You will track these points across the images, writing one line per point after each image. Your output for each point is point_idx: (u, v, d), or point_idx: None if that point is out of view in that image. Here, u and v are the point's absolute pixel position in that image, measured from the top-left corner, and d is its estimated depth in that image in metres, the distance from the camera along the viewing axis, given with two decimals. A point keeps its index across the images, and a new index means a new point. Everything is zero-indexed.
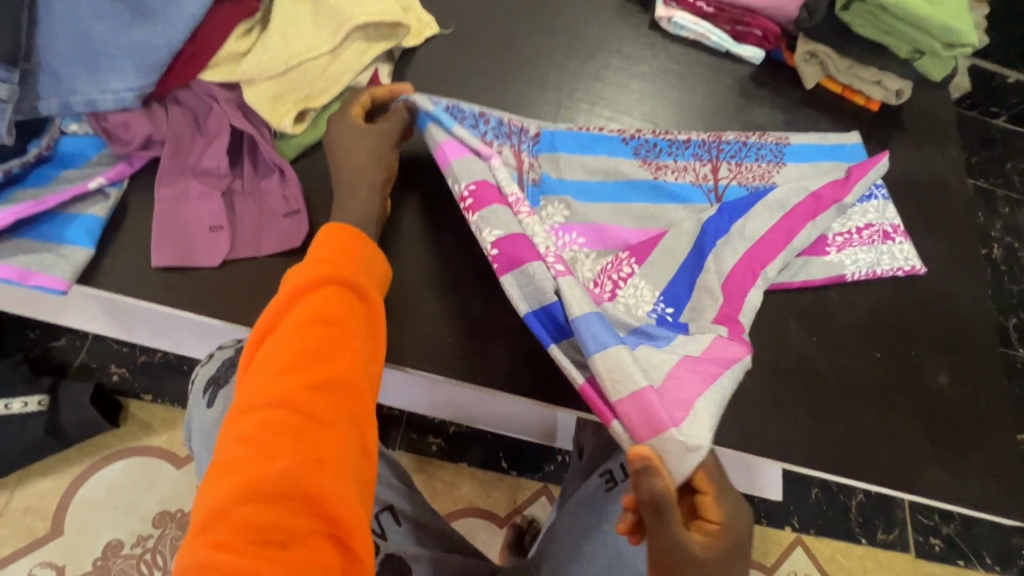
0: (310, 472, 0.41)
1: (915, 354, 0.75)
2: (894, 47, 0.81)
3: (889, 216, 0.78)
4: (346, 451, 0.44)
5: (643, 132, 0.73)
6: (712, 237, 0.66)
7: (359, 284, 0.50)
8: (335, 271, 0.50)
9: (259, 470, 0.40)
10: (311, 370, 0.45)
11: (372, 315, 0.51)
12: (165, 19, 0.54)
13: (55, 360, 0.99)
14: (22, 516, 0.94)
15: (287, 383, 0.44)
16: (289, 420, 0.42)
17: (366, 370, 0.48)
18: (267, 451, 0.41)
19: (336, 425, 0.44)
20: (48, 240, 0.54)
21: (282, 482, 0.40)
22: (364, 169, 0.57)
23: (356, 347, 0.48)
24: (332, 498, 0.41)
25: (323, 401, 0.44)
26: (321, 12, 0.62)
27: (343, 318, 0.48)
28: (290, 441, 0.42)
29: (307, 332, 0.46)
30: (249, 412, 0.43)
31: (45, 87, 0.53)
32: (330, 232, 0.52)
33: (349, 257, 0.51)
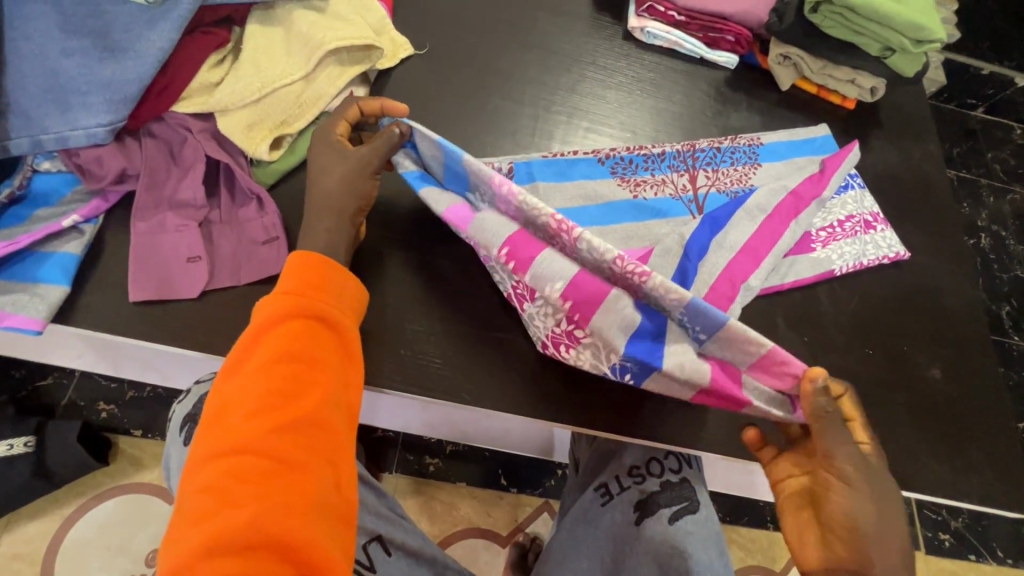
0: (280, 518, 0.41)
1: (907, 349, 0.75)
2: (865, 46, 0.82)
3: (867, 205, 0.79)
4: (318, 491, 0.44)
5: (617, 150, 0.74)
6: (698, 253, 0.66)
7: (328, 315, 0.50)
8: (302, 305, 0.49)
9: (227, 520, 0.40)
10: (279, 411, 0.44)
11: (346, 344, 0.50)
12: (134, 52, 0.54)
13: (42, 399, 0.98)
14: (10, 562, 0.91)
15: (253, 425, 0.44)
16: (256, 465, 0.42)
17: (338, 405, 0.47)
18: (235, 499, 0.41)
19: (307, 466, 0.44)
20: (22, 281, 0.53)
21: (252, 531, 0.40)
22: (335, 201, 0.55)
23: (326, 382, 0.47)
24: (301, 543, 0.41)
25: (292, 444, 0.44)
26: (293, 39, 0.62)
27: (312, 353, 0.47)
28: (257, 487, 0.42)
29: (273, 372, 0.45)
30: (216, 458, 0.43)
31: (17, 128, 0.53)
32: (300, 260, 0.51)
33: (317, 287, 0.50)
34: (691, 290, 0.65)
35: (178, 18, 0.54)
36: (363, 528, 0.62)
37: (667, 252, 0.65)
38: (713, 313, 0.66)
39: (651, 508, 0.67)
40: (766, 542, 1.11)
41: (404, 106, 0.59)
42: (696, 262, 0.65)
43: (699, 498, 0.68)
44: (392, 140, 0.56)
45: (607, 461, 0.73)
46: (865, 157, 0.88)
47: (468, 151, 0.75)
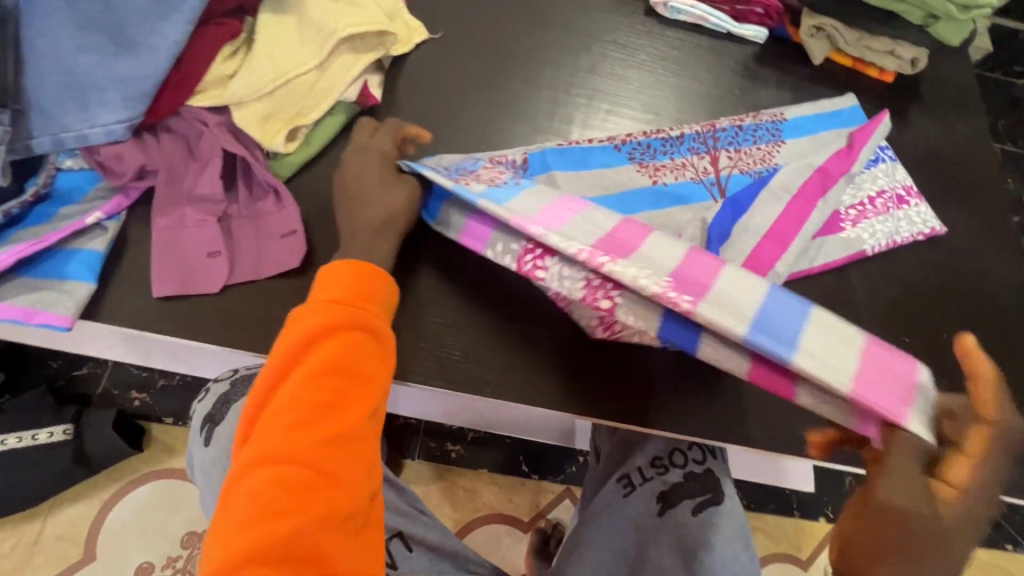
0: (321, 534, 0.42)
1: (947, 337, 0.71)
2: (907, 14, 0.78)
3: (899, 178, 0.76)
4: (359, 506, 0.45)
5: (633, 136, 0.71)
6: (723, 237, 0.63)
7: (377, 325, 0.50)
8: (355, 315, 0.49)
9: (271, 531, 0.41)
10: (328, 424, 0.45)
11: (391, 356, 0.51)
12: (148, 47, 0.53)
13: (78, 389, 1.01)
14: (56, 542, 0.96)
15: (304, 436, 0.45)
16: (303, 477, 0.43)
17: (381, 419, 0.48)
18: (280, 509, 0.42)
19: (351, 481, 0.45)
20: (50, 277, 0.54)
21: (290, 547, 0.41)
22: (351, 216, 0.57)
23: (373, 396, 0.48)
24: (341, 559, 0.43)
25: (338, 458, 0.45)
26: (306, 27, 0.61)
27: (361, 365, 0.48)
28: (302, 500, 0.43)
29: (323, 381, 0.46)
30: (261, 466, 0.44)
31: (37, 126, 0.53)
32: (351, 262, 0.51)
33: (365, 295, 0.51)
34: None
35: (189, 10, 0.53)
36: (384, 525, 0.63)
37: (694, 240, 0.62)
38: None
39: (673, 499, 0.67)
40: (791, 530, 1.10)
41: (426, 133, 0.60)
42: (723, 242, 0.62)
43: (723, 489, 0.66)
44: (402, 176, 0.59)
45: (628, 452, 0.73)
46: (904, 133, 0.83)
47: (485, 137, 0.73)
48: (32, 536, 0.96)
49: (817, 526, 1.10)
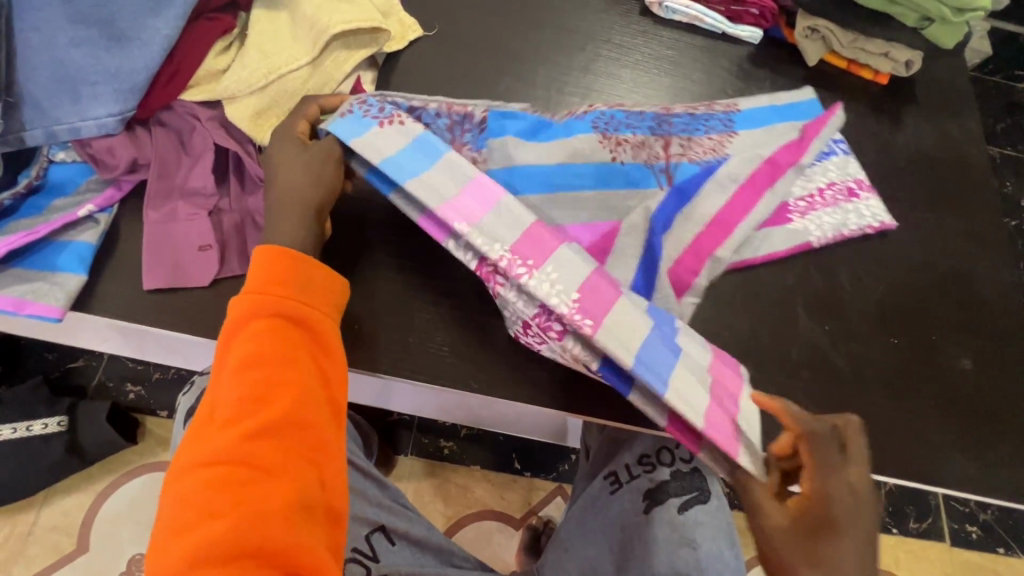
0: (257, 523, 0.44)
1: (935, 338, 0.72)
2: (901, 16, 0.79)
3: (851, 172, 0.76)
4: (298, 493, 0.46)
5: (596, 106, 0.68)
6: (670, 219, 0.64)
7: (297, 312, 0.51)
8: (269, 307, 0.50)
9: (209, 529, 0.43)
10: (253, 417, 0.47)
11: (321, 340, 0.52)
12: (140, 41, 0.53)
13: (74, 381, 1.02)
14: (50, 533, 0.96)
15: (229, 433, 0.46)
16: (234, 471, 0.45)
17: (313, 403, 0.49)
18: (215, 506, 0.44)
19: (286, 468, 0.46)
20: (41, 269, 0.55)
21: (230, 540, 0.43)
22: (298, 190, 0.55)
23: (301, 382, 0.49)
24: (285, 544, 0.44)
25: (268, 448, 0.46)
26: (299, 24, 0.61)
27: (285, 354, 0.49)
28: (237, 494, 0.44)
29: (246, 376, 0.48)
30: (196, 468, 0.45)
31: (29, 119, 0.53)
32: (266, 253, 0.52)
33: (282, 283, 0.51)
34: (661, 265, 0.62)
35: (182, 5, 0.53)
36: (370, 519, 0.63)
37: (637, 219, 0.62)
38: (681, 287, 0.65)
39: (660, 497, 0.66)
40: None
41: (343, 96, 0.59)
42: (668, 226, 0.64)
43: (709, 488, 0.67)
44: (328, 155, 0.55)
45: (616, 450, 0.72)
46: (898, 135, 0.83)
47: None
48: (26, 527, 0.96)
49: None
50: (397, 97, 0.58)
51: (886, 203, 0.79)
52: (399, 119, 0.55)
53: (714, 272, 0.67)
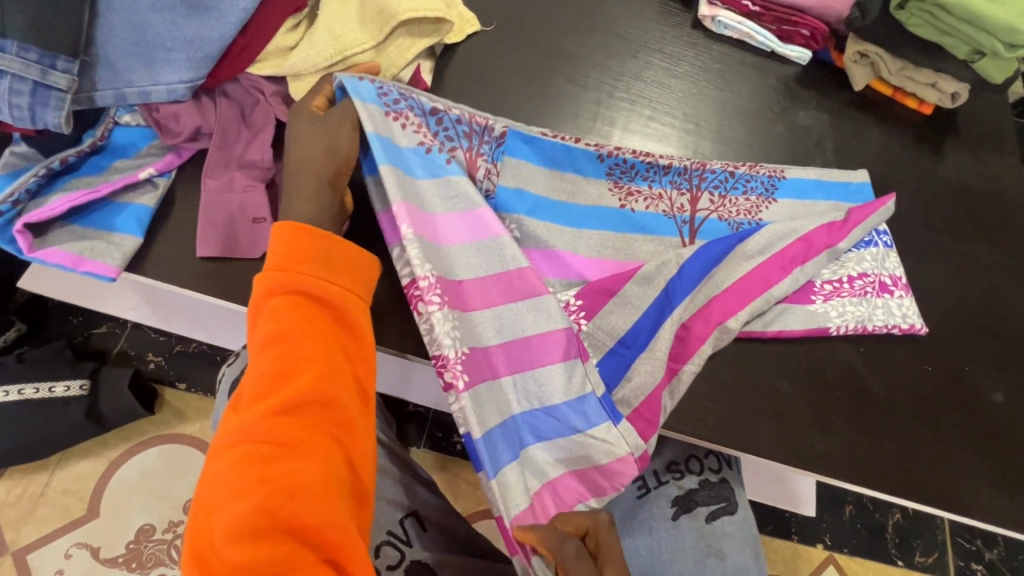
0: (285, 499, 0.41)
1: (968, 370, 0.72)
2: (952, 48, 0.77)
3: (889, 266, 0.70)
4: (327, 472, 0.44)
5: (622, 150, 0.68)
6: (689, 283, 0.61)
7: (317, 289, 0.49)
8: (294, 281, 0.49)
9: (235, 509, 0.40)
10: (277, 392, 0.45)
11: (342, 316, 0.50)
12: (218, 12, 0.54)
13: (96, 346, 1.02)
14: (60, 496, 0.96)
15: (254, 409, 0.44)
16: (259, 447, 0.42)
17: (337, 377, 0.47)
18: (242, 482, 0.41)
19: (312, 445, 0.44)
20: (101, 228, 0.55)
21: (258, 518, 0.40)
22: (318, 163, 0.55)
23: (324, 358, 0.47)
24: (316, 523, 0.41)
25: (293, 424, 0.44)
26: (367, 6, 0.62)
27: (307, 328, 0.47)
28: (264, 472, 0.42)
29: (270, 352, 0.46)
30: (225, 448, 0.43)
31: (102, 78, 0.53)
32: (284, 230, 0.50)
33: (303, 260, 0.49)
34: (672, 313, 0.61)
35: None
36: (399, 503, 0.63)
37: (665, 265, 0.62)
38: (682, 352, 0.62)
39: (688, 505, 0.67)
40: (787, 553, 1.10)
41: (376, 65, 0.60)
42: (683, 289, 0.61)
43: (737, 499, 0.68)
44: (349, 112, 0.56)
45: None
46: (940, 166, 0.84)
47: (527, 133, 0.75)
48: (38, 487, 0.96)
49: (814, 552, 1.10)
50: (418, 97, 0.60)
51: (925, 231, 0.79)
52: (401, 121, 0.58)
53: (720, 342, 0.63)
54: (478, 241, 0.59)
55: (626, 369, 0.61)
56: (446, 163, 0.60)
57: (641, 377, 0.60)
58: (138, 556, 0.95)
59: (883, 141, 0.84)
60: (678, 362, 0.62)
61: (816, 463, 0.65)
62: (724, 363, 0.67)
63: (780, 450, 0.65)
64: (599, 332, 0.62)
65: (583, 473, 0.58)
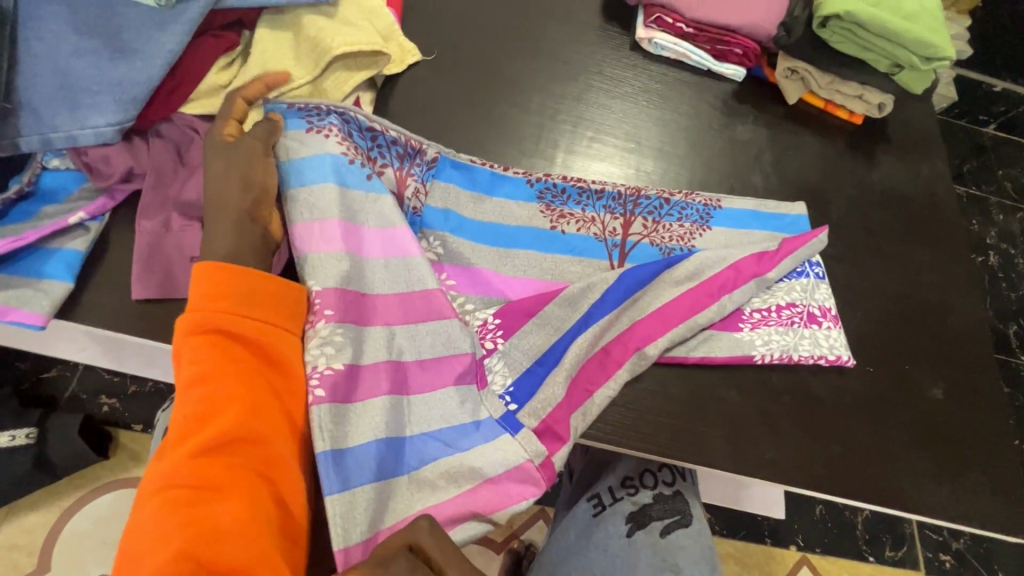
0: (209, 541, 0.40)
1: (909, 368, 0.75)
2: (873, 61, 0.83)
3: (817, 297, 0.72)
4: (254, 512, 0.43)
5: (551, 176, 0.73)
6: (609, 306, 0.64)
7: (241, 326, 0.49)
8: (216, 319, 0.48)
9: (155, 558, 0.39)
10: (200, 432, 0.44)
11: (269, 352, 0.50)
12: (144, 54, 0.54)
13: (46, 391, 0.98)
14: (9, 552, 0.92)
15: (176, 451, 0.43)
16: (182, 490, 0.41)
17: (265, 414, 0.47)
18: (164, 529, 0.40)
19: (238, 485, 0.43)
20: (27, 275, 0.54)
21: (180, 564, 0.38)
22: (234, 198, 0.53)
23: (249, 394, 0.47)
24: (244, 566, 0.40)
25: (218, 465, 0.43)
26: (302, 42, 0.62)
27: (230, 367, 0.47)
28: (187, 517, 0.40)
29: (191, 393, 0.45)
30: (146, 497, 0.42)
31: (27, 125, 0.53)
32: (204, 270, 0.50)
33: (225, 298, 0.49)
34: (589, 337, 0.62)
35: (189, 22, 0.54)
36: None
37: (590, 287, 0.64)
38: (598, 375, 0.63)
39: (643, 520, 0.67)
40: (762, 558, 1.11)
41: (284, 78, 0.61)
42: (603, 312, 0.63)
43: (691, 511, 0.69)
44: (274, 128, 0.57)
45: (598, 473, 0.72)
46: (872, 173, 0.88)
47: (472, 156, 0.76)
48: None
49: (788, 554, 1.11)
50: (354, 115, 0.62)
51: (863, 237, 0.82)
52: (324, 133, 0.58)
53: (639, 367, 0.64)
54: (390, 259, 0.58)
55: (538, 386, 0.61)
56: (367, 179, 0.59)
57: (550, 393, 0.60)
58: None
59: (818, 151, 0.87)
60: (592, 385, 0.63)
61: (769, 468, 0.66)
62: (675, 375, 0.68)
63: (733, 458, 0.66)
64: (516, 351, 0.62)
65: (476, 490, 0.55)
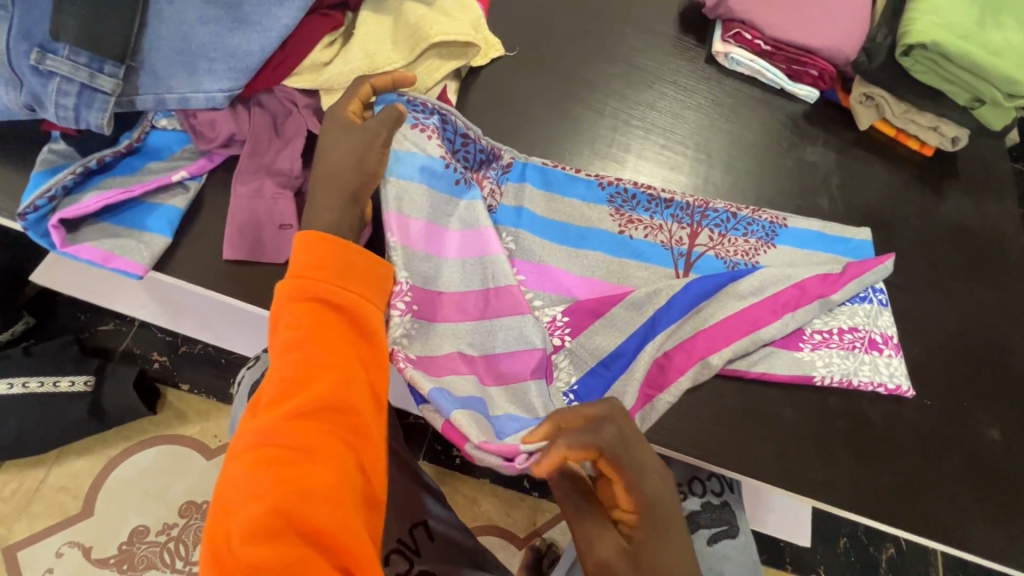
0: (300, 502, 0.42)
1: (966, 406, 0.74)
2: (953, 94, 0.81)
3: (880, 324, 0.71)
4: (342, 479, 0.44)
5: (623, 181, 0.73)
6: (676, 314, 0.64)
7: (337, 296, 0.50)
8: (316, 288, 0.50)
9: (252, 510, 0.41)
10: (296, 396, 0.46)
11: (361, 325, 0.51)
12: (261, 27, 0.56)
13: (102, 343, 1.02)
14: (56, 494, 0.96)
15: (274, 412, 0.45)
16: (277, 450, 0.43)
17: (356, 385, 0.48)
18: (260, 483, 0.42)
19: (328, 451, 0.44)
20: (130, 227, 0.57)
21: (274, 519, 0.41)
22: (346, 176, 0.54)
23: (341, 364, 0.48)
24: (330, 529, 0.42)
25: (311, 429, 0.45)
26: (400, 28, 0.64)
27: (326, 336, 0.48)
28: (281, 475, 0.42)
29: (290, 358, 0.47)
30: (243, 450, 0.44)
31: (144, 84, 0.55)
32: (307, 240, 0.51)
33: (325, 269, 0.51)
34: (655, 341, 0.63)
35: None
36: (406, 514, 0.64)
37: (655, 293, 0.64)
38: (661, 380, 0.64)
39: (692, 527, 0.70)
40: None
41: (413, 77, 0.59)
42: (669, 318, 0.64)
43: (738, 524, 0.71)
44: (394, 116, 0.55)
45: None
46: (939, 207, 0.87)
47: (544, 153, 0.77)
48: (34, 484, 0.96)
49: None
50: (454, 119, 0.66)
51: (925, 269, 0.81)
52: (426, 133, 0.63)
53: (701, 376, 0.65)
54: (477, 258, 0.61)
55: (605, 389, 0.63)
56: (456, 182, 0.63)
57: (616, 395, 0.62)
58: (130, 558, 0.94)
59: (885, 179, 0.87)
60: (654, 389, 0.64)
61: (816, 490, 0.66)
62: (730, 387, 0.68)
63: (781, 475, 0.66)
64: (582, 350, 0.64)
65: None
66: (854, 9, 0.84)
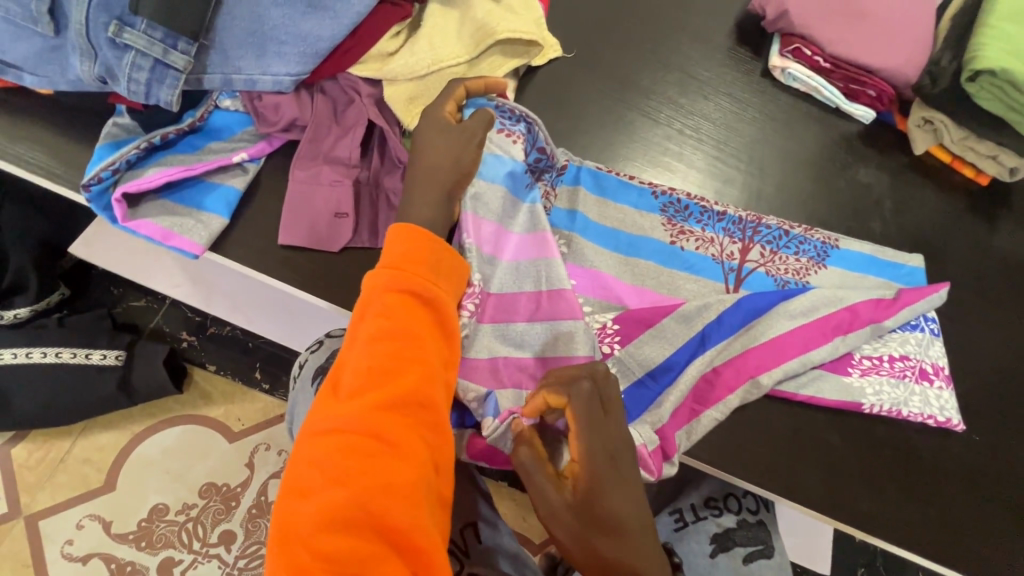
0: (377, 494, 0.41)
1: (1015, 445, 0.71)
2: (1016, 124, 0.78)
3: (932, 354, 0.69)
4: (420, 477, 0.44)
5: (676, 192, 0.72)
6: (727, 330, 0.63)
7: (428, 291, 0.50)
8: (408, 281, 0.49)
9: (333, 496, 0.41)
10: (381, 388, 0.45)
11: (445, 322, 0.50)
12: (333, 12, 0.55)
13: (133, 318, 1.02)
14: (80, 465, 0.96)
15: (358, 402, 0.44)
16: (359, 440, 0.43)
17: (438, 382, 0.48)
18: (340, 471, 0.42)
19: (408, 447, 0.44)
20: (190, 205, 0.57)
21: (351, 509, 0.41)
22: (444, 175, 0.55)
23: (427, 361, 0.47)
24: (405, 526, 0.41)
25: (395, 424, 0.44)
26: (467, 22, 0.63)
27: (414, 330, 0.48)
28: (362, 466, 0.42)
29: (377, 348, 0.46)
30: (324, 434, 0.44)
31: (213, 63, 0.55)
32: (402, 233, 0.51)
33: (419, 263, 0.50)
34: (704, 355, 0.62)
35: None
36: None
37: (705, 307, 0.63)
38: (708, 396, 0.63)
39: (726, 543, 0.73)
40: None
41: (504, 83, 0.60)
42: (720, 335, 0.63)
43: (774, 543, 0.74)
44: (486, 120, 0.57)
45: (681, 490, 0.79)
46: (994, 238, 0.84)
47: (596, 157, 0.77)
48: (59, 454, 0.96)
49: None
50: (538, 128, 0.63)
51: (977, 301, 0.79)
52: (512, 138, 0.62)
53: (749, 395, 0.64)
54: (534, 262, 0.60)
55: (650, 403, 0.62)
56: (526, 187, 0.63)
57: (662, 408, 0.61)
58: (149, 535, 0.94)
59: (939, 206, 0.85)
60: (700, 404, 0.63)
61: (858, 519, 0.65)
62: (774, 408, 0.66)
63: (823, 503, 0.64)
64: (630, 359, 0.62)
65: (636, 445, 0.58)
66: (919, 30, 0.82)
